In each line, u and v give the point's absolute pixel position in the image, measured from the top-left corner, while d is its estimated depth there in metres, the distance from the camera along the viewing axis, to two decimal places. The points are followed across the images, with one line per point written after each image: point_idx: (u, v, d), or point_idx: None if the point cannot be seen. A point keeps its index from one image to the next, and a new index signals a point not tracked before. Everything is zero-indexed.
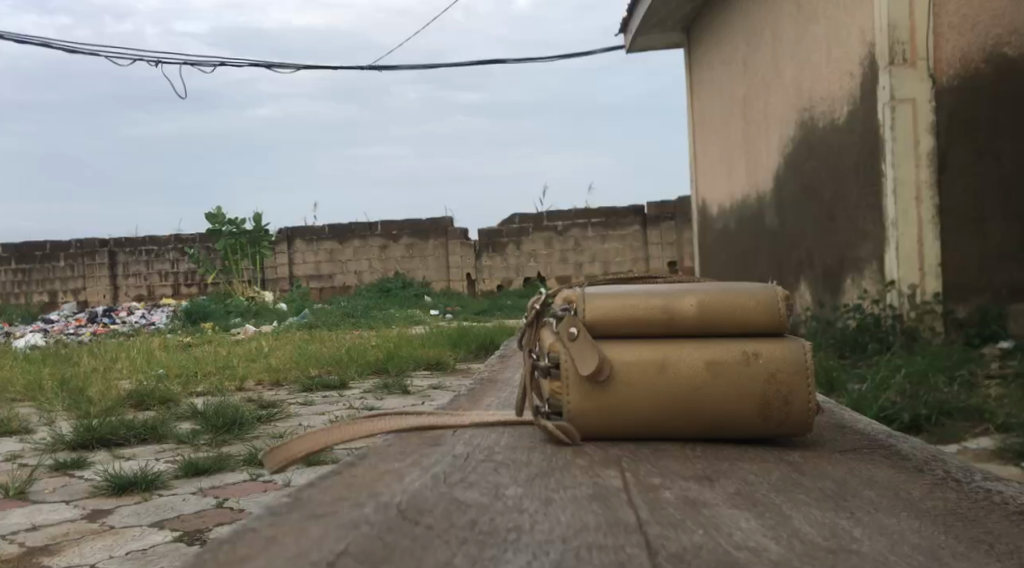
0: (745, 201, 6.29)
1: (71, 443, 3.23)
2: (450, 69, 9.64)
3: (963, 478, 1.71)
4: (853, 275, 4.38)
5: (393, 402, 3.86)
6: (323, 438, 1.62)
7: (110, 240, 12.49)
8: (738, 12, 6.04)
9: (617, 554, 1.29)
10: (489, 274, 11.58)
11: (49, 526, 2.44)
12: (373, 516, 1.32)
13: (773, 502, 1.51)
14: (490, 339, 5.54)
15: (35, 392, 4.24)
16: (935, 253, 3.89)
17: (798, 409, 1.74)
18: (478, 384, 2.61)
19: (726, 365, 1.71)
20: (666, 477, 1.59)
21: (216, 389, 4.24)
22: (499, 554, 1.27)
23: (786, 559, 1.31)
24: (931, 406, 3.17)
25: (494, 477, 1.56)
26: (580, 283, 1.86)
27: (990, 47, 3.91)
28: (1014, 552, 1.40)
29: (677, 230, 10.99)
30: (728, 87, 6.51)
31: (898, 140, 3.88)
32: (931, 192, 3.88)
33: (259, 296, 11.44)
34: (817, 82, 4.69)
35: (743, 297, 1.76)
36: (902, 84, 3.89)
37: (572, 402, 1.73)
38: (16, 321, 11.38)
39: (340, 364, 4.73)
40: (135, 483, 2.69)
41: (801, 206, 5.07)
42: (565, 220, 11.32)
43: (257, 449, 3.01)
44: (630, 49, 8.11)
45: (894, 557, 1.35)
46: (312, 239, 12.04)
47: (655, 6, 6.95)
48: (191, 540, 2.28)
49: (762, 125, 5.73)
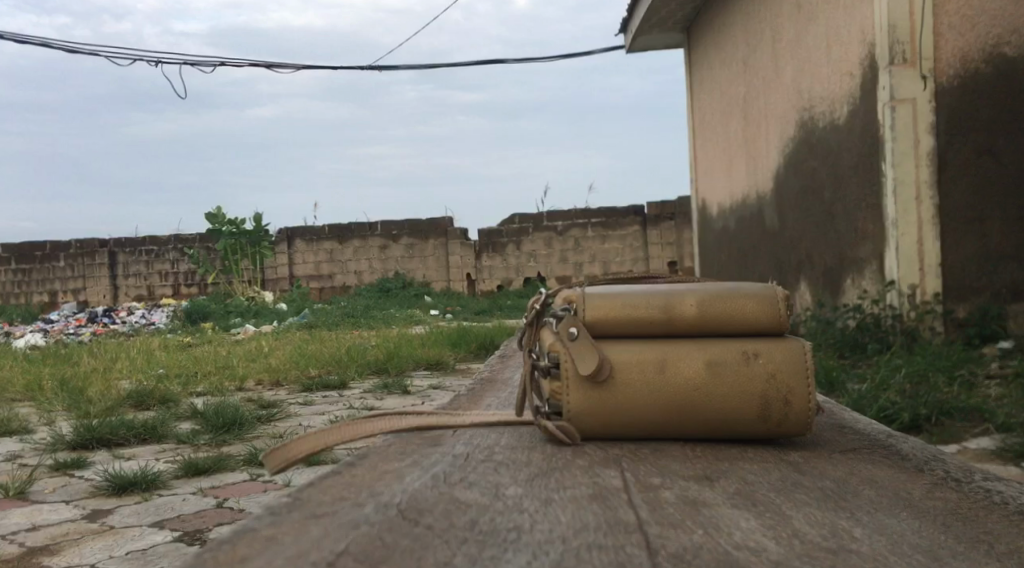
0: (745, 200, 6.30)
1: (71, 443, 3.23)
2: (450, 69, 9.65)
3: (963, 478, 1.70)
4: (853, 275, 4.38)
5: (393, 402, 3.86)
6: (324, 438, 1.62)
7: (110, 240, 12.49)
8: (738, 11, 6.04)
9: (617, 554, 1.29)
10: (489, 274, 11.58)
11: (49, 526, 2.44)
12: (373, 516, 1.32)
13: (773, 502, 1.51)
14: (490, 338, 5.54)
15: (35, 392, 4.24)
16: (935, 252, 3.89)
17: (798, 409, 1.74)
18: (477, 385, 2.61)
19: (726, 365, 1.71)
20: (665, 477, 1.59)
21: (216, 389, 4.24)
22: (498, 554, 1.27)
23: (786, 559, 1.31)
24: (930, 406, 3.17)
25: (494, 477, 1.56)
26: (581, 283, 1.86)
27: (989, 46, 3.91)
28: (1014, 552, 1.40)
29: (677, 230, 11.00)
30: (728, 86, 6.51)
31: (898, 140, 3.88)
32: (931, 192, 3.88)
33: (259, 296, 11.45)
34: (817, 82, 4.69)
35: (743, 298, 1.77)
36: (902, 84, 3.89)
37: (571, 402, 1.73)
38: (16, 321, 11.37)
39: (341, 364, 4.73)
40: (135, 483, 2.69)
41: (801, 206, 5.07)
42: (565, 219, 11.32)
43: (257, 449, 3.01)
44: (630, 49, 8.12)
45: (894, 556, 1.35)
46: (312, 239, 12.04)
47: (655, 6, 6.95)
48: (191, 540, 2.28)
49: (762, 124, 5.73)
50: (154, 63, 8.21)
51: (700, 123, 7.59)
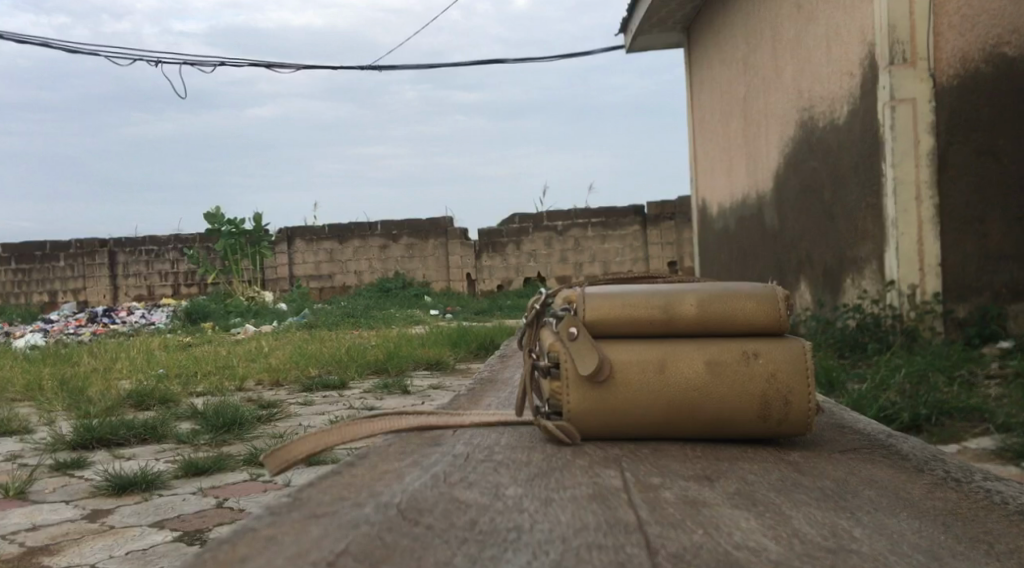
0: (744, 199, 6.30)
1: (71, 443, 3.23)
2: (450, 69, 9.65)
3: (964, 478, 1.70)
4: (853, 275, 4.39)
5: (394, 402, 3.86)
6: (326, 439, 1.62)
7: (109, 240, 12.50)
8: (738, 11, 6.05)
9: (616, 554, 1.29)
10: (489, 274, 11.59)
11: (49, 526, 2.44)
12: (373, 516, 1.32)
13: (774, 502, 1.51)
14: (490, 338, 5.54)
15: (35, 393, 4.24)
16: (935, 252, 3.89)
17: (798, 409, 1.74)
18: (478, 385, 2.60)
19: (726, 365, 1.71)
20: (665, 477, 1.59)
21: (216, 389, 4.24)
22: (498, 553, 1.27)
23: (786, 559, 1.31)
24: (930, 406, 3.17)
25: (495, 477, 1.56)
26: (581, 284, 1.86)
27: (989, 46, 3.91)
28: (1014, 552, 1.40)
29: (677, 230, 11.01)
30: (727, 85, 6.51)
31: (898, 140, 3.88)
32: (931, 192, 3.88)
33: (259, 296, 11.46)
34: (817, 82, 4.69)
35: (743, 298, 1.77)
36: (902, 83, 3.89)
37: (572, 402, 1.73)
38: (15, 321, 11.37)
39: (341, 364, 4.73)
40: (135, 483, 2.69)
41: (801, 205, 5.08)
42: (565, 219, 11.33)
43: (258, 449, 3.01)
44: (630, 49, 8.14)
45: (894, 557, 1.35)
46: (311, 239, 12.04)
47: (655, 6, 6.96)
48: (191, 539, 2.28)
49: (761, 123, 5.74)
50: (155, 64, 8.26)
51: (700, 123, 7.59)
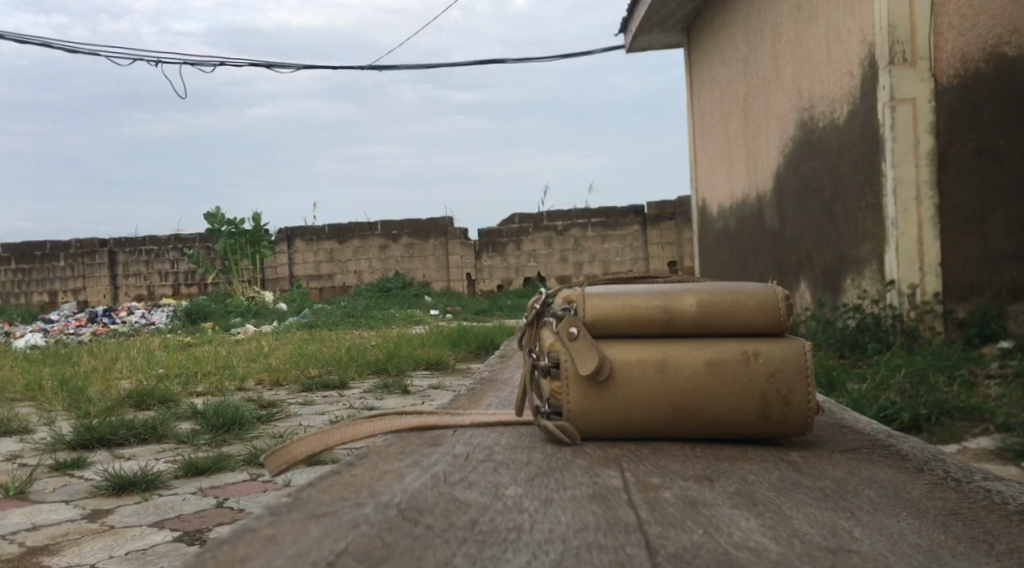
0: (744, 199, 6.31)
1: (71, 443, 3.23)
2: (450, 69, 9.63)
3: (964, 478, 1.70)
4: (853, 274, 4.39)
5: (393, 402, 3.87)
6: (326, 438, 1.62)
7: (110, 240, 12.51)
8: (737, 13, 6.05)
9: (616, 554, 1.29)
10: (489, 274, 11.58)
11: (49, 526, 2.44)
12: (373, 516, 1.32)
13: (774, 502, 1.51)
14: (490, 337, 5.54)
15: (36, 393, 4.24)
16: (934, 252, 3.88)
17: (798, 409, 1.74)
18: (478, 385, 2.60)
19: (726, 365, 1.71)
20: (665, 477, 1.59)
21: (216, 389, 4.25)
22: (499, 554, 1.27)
23: (786, 559, 1.31)
24: (930, 405, 3.17)
25: (494, 477, 1.56)
26: (581, 283, 1.86)
27: (989, 47, 3.91)
28: (1014, 552, 1.39)
29: (677, 230, 11.01)
30: (728, 85, 6.51)
31: (898, 141, 3.88)
32: (931, 191, 3.88)
33: (259, 296, 11.45)
34: (817, 82, 4.70)
35: (743, 297, 1.76)
36: (902, 83, 3.89)
37: (571, 402, 1.73)
38: (16, 321, 11.36)
39: (343, 364, 4.73)
40: (135, 483, 2.69)
41: (801, 204, 5.08)
42: (565, 220, 11.34)
43: (258, 449, 3.01)
44: (630, 49, 8.15)
45: (894, 556, 1.35)
46: (311, 239, 12.05)
47: (655, 6, 6.96)
48: (191, 540, 2.28)
49: (761, 123, 5.74)
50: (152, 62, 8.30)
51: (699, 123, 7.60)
